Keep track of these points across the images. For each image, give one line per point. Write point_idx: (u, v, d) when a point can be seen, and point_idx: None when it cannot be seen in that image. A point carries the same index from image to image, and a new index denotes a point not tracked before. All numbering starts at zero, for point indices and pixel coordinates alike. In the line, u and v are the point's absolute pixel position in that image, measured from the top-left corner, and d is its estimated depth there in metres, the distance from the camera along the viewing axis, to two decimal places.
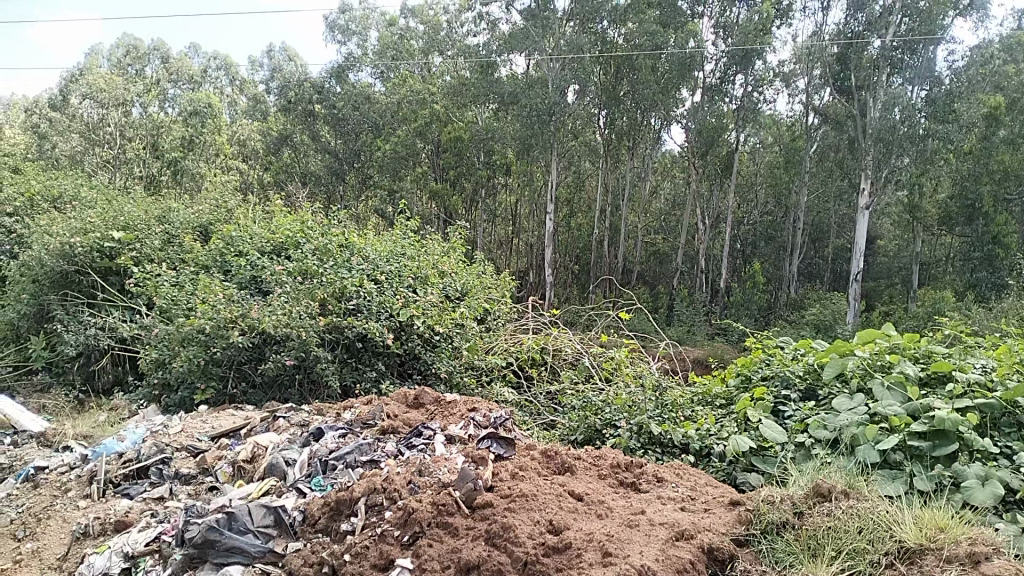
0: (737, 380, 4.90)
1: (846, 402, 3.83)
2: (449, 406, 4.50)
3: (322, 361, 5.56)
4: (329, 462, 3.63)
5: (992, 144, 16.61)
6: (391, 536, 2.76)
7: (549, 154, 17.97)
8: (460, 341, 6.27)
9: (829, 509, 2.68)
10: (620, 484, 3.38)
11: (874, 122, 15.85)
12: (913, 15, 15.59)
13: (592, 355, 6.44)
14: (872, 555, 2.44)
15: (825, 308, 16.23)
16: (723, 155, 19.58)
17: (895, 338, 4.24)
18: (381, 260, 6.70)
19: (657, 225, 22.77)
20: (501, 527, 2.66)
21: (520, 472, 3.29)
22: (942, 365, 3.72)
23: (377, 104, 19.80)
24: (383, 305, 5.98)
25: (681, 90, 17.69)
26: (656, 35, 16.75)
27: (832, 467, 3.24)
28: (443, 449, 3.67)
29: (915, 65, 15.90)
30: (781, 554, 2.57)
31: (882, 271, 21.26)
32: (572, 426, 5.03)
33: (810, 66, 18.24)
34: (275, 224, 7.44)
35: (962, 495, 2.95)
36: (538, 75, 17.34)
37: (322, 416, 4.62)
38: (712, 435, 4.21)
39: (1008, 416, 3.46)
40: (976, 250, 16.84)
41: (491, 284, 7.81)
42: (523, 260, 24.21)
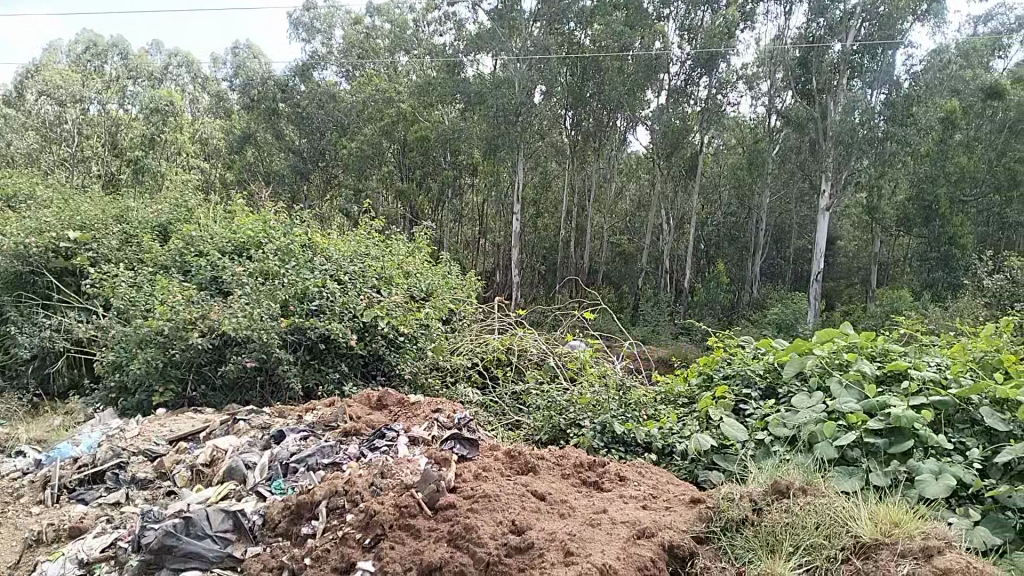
0: (700, 379, 4.94)
1: (804, 400, 3.89)
2: (413, 407, 4.47)
3: (284, 363, 5.48)
4: (290, 464, 3.60)
5: (949, 146, 17.00)
6: (353, 539, 2.74)
7: (516, 156, 18.04)
8: (425, 342, 6.23)
9: (788, 505, 2.72)
10: (583, 483, 3.39)
11: (834, 125, 16.21)
12: (872, 20, 16.06)
13: (557, 354, 6.44)
14: (828, 550, 2.49)
15: (787, 308, 16.51)
16: (688, 156, 19.77)
17: (853, 337, 4.30)
18: (344, 260, 6.64)
19: (622, 225, 22.91)
20: (464, 527, 2.66)
21: (483, 473, 3.28)
22: (897, 363, 3.79)
23: (342, 103, 19.68)
24: (346, 306, 5.95)
25: (647, 91, 17.75)
26: (623, 35, 16.82)
27: (790, 464, 3.30)
28: (406, 450, 3.65)
29: (874, 69, 16.19)
30: (740, 550, 2.62)
31: (842, 271, 21.62)
32: (537, 426, 5.03)
33: (772, 69, 18.51)
34: (237, 224, 7.35)
35: (917, 489, 3.01)
36: (504, 76, 17.32)
37: (283, 418, 4.55)
38: (675, 433, 4.24)
39: (962, 413, 3.54)
40: (933, 250, 17.22)
41: (457, 284, 7.77)
42: (490, 260, 24.19)
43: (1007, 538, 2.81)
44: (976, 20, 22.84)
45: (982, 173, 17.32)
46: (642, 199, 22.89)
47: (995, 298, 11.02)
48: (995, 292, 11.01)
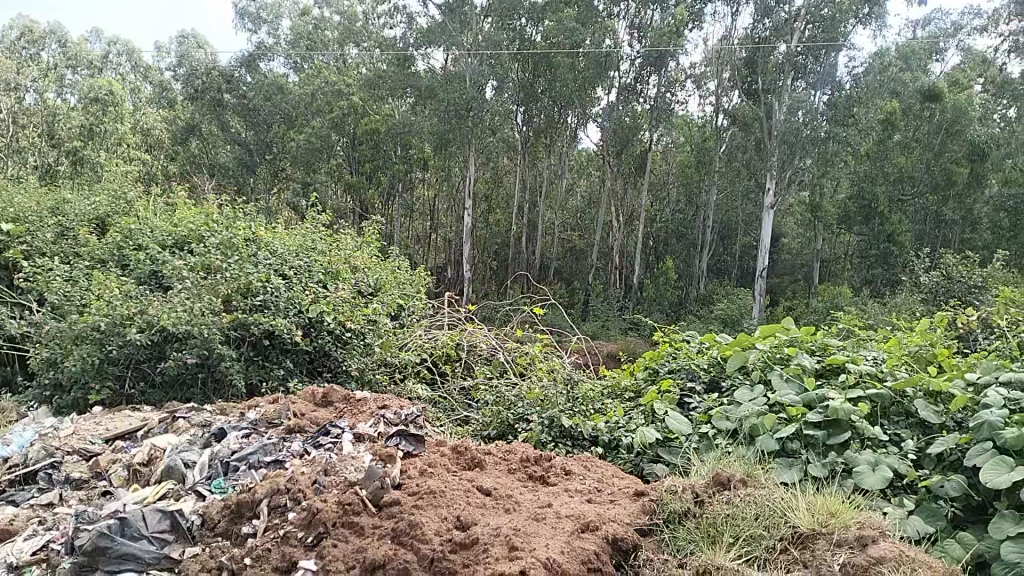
0: (646, 373, 4.99)
1: (747, 393, 3.96)
2: (359, 404, 4.42)
3: (227, 359, 5.36)
4: (231, 463, 3.53)
5: (887, 147, 17.51)
6: (294, 537, 2.70)
7: (467, 150, 18.05)
8: (373, 338, 6.16)
9: (729, 497, 2.76)
10: (530, 478, 3.39)
11: (778, 124, 16.60)
12: (818, 22, 16.38)
13: (507, 349, 6.43)
14: (767, 541, 2.53)
15: (732, 304, 16.81)
16: (637, 153, 19.96)
17: (794, 331, 4.40)
18: (289, 254, 6.52)
19: (573, 221, 23.06)
20: (408, 524, 2.63)
21: (429, 469, 3.26)
22: (836, 357, 3.88)
23: (289, 94, 19.32)
24: (292, 301, 5.85)
25: (598, 89, 17.88)
26: (575, 32, 16.72)
27: (732, 456, 3.36)
28: (350, 447, 3.61)
29: (817, 70, 16.59)
30: (682, 542, 2.65)
31: (785, 267, 22.09)
32: (485, 422, 5.03)
33: (720, 68, 18.80)
34: (178, 217, 7.18)
35: (854, 480, 3.09)
36: (456, 70, 17.38)
37: (225, 416, 4.46)
38: (621, 427, 4.28)
39: (897, 405, 3.64)
40: (873, 248, 17.67)
41: (406, 279, 7.71)
42: (441, 256, 24.13)
43: (940, 526, 2.90)
44: (914, 23, 23.61)
45: (919, 173, 17.86)
46: (593, 196, 23.09)
47: (931, 293, 11.34)
48: (931, 289, 11.33)
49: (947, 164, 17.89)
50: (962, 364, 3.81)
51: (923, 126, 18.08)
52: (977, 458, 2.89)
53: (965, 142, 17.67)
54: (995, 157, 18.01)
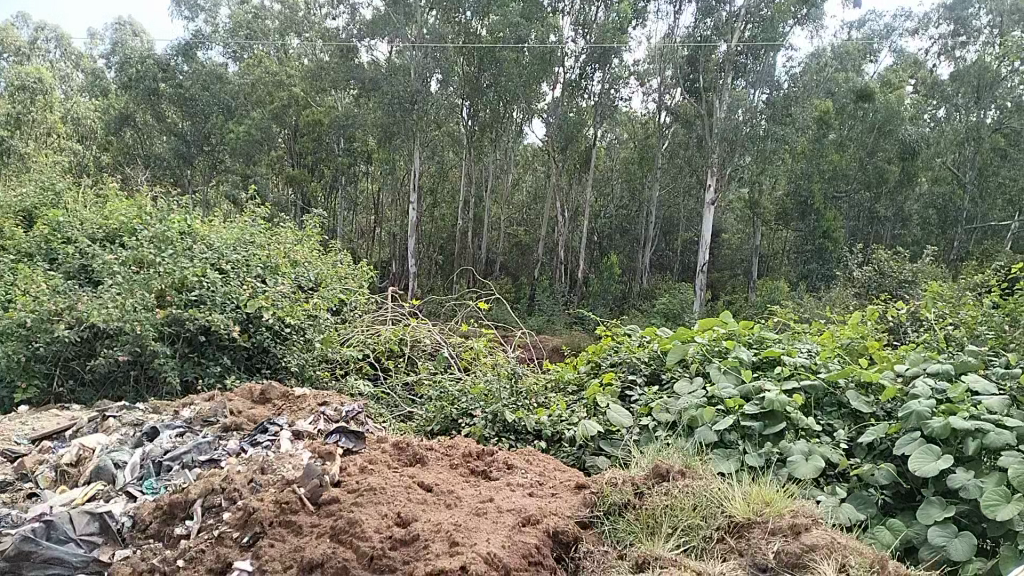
0: (589, 367, 5.03)
1: (686, 386, 4.02)
2: (298, 400, 4.34)
3: (160, 356, 5.18)
4: (164, 462, 3.42)
5: (823, 145, 17.98)
6: (229, 538, 2.63)
7: (412, 143, 17.97)
8: (313, 334, 6.06)
9: (667, 488, 2.81)
10: (471, 473, 3.38)
11: (718, 122, 16.96)
12: (756, 22, 16.77)
13: (451, 344, 6.40)
14: (704, 531, 2.58)
15: (674, 299, 17.10)
16: (581, 149, 20.08)
17: (732, 325, 4.48)
18: (226, 248, 6.35)
19: (518, 217, 23.13)
20: (347, 522, 2.59)
21: (369, 466, 3.21)
22: (772, 350, 3.96)
23: (229, 84, 19.14)
24: (229, 296, 5.70)
25: (543, 84, 17.94)
26: (519, 26, 16.69)
27: (672, 448, 3.40)
28: (289, 445, 3.53)
29: (757, 69, 16.97)
30: (622, 534, 2.67)
31: (725, 262, 22.51)
32: (429, 417, 4.99)
33: (663, 66, 18.58)
34: (109, 209, 6.94)
35: (789, 470, 3.15)
36: (400, 62, 17.22)
37: (158, 414, 4.32)
38: (564, 421, 4.29)
39: (830, 396, 3.73)
40: (809, 243, 18.14)
41: (348, 274, 7.60)
42: (385, 250, 23.92)
43: (870, 514, 2.99)
44: (850, 25, 24.36)
45: (853, 171, 18.39)
46: (538, 191, 23.21)
47: (863, 287, 11.67)
48: (863, 283, 11.64)
49: (879, 163, 18.47)
50: (892, 356, 3.93)
51: (857, 126, 18.60)
52: (905, 447, 2.98)
53: (896, 141, 18.33)
54: (925, 156, 18.94)
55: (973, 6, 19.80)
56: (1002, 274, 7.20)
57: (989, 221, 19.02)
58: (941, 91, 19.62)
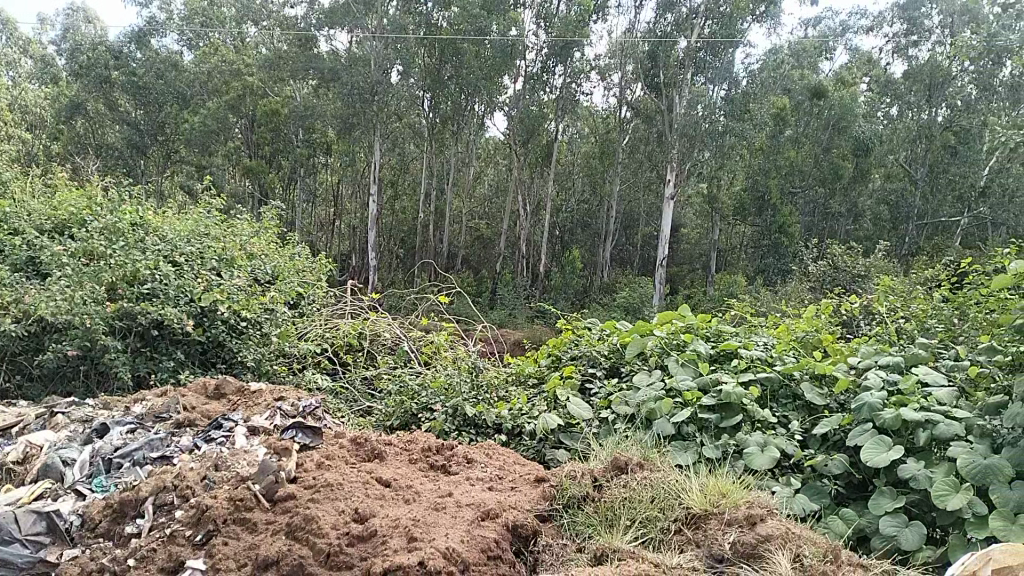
0: (549, 360, 5.02)
1: (645, 378, 4.05)
2: (254, 396, 4.26)
3: (111, 351, 5.04)
4: (114, 459, 3.34)
5: (780, 141, 18.25)
6: (182, 537, 2.57)
7: (372, 134, 17.82)
8: (270, 327, 5.95)
9: (626, 481, 2.82)
10: (430, 468, 3.35)
11: (678, 118, 17.14)
12: (715, 19, 17.00)
13: (411, 338, 6.35)
14: (661, 523, 2.60)
15: (634, 293, 17.27)
16: (543, 143, 20.07)
17: (690, 318, 4.51)
18: (179, 240, 6.18)
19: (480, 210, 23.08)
20: (304, 519, 2.55)
21: (326, 461, 3.17)
22: (729, 343, 3.99)
23: (185, 73, 18.82)
24: (182, 289, 5.56)
25: (504, 78, 17.82)
26: (479, 18, 16.65)
27: (631, 441, 3.42)
28: (244, 441, 3.46)
29: (716, 66, 17.21)
30: (581, 526, 2.68)
31: (685, 256, 22.72)
32: (388, 412, 4.94)
33: (623, 61, 18.84)
34: (58, 200, 6.74)
35: (745, 462, 3.19)
36: (360, 53, 17.07)
37: (109, 410, 4.20)
38: (524, 414, 4.29)
39: (785, 388, 3.78)
40: (765, 238, 18.41)
41: (306, 266, 7.47)
42: (344, 243, 23.68)
43: (824, 504, 3.04)
44: (807, 22, 24.81)
45: (808, 168, 18.69)
46: (500, 184, 23.19)
47: (818, 281, 11.87)
48: (817, 278, 11.81)
49: (833, 159, 18.78)
50: (846, 349, 4.00)
51: (812, 122, 18.89)
52: (858, 438, 3.04)
53: (850, 138, 18.67)
54: (877, 153, 19.30)
55: (925, 5, 20.21)
56: (952, 268, 7.37)
57: (939, 217, 19.48)
58: (894, 88, 19.67)
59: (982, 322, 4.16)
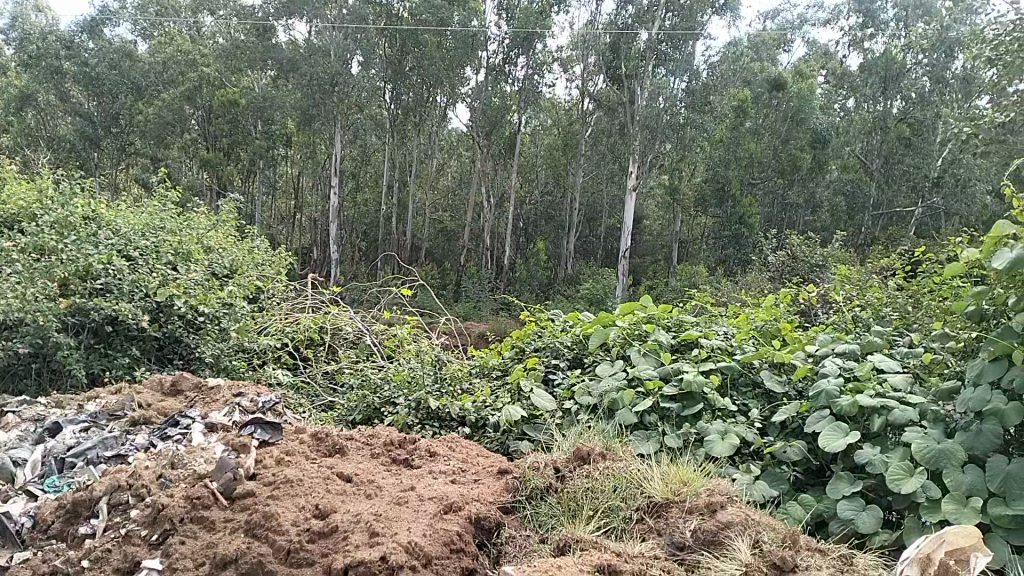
0: (513, 352, 5.00)
1: (607, 368, 4.06)
2: (212, 392, 4.18)
3: (64, 348, 4.91)
4: (67, 459, 3.25)
5: (740, 133, 18.48)
6: (137, 536, 2.51)
7: (332, 126, 17.64)
8: (229, 322, 5.85)
9: (588, 471, 2.83)
10: (393, 461, 3.32)
11: (639, 110, 17.28)
12: (676, 11, 16.87)
13: (374, 332, 6.29)
14: (624, 512, 2.61)
15: (597, 284, 17.36)
16: (506, 135, 20.00)
17: (651, 308, 4.54)
18: (134, 233, 6.02)
19: (443, 203, 22.99)
20: (263, 516, 2.51)
21: (286, 457, 3.12)
22: (689, 333, 4.03)
23: (140, 63, 18.40)
24: (137, 284, 5.42)
25: (466, 69, 17.69)
26: (440, 9, 16.44)
27: (593, 431, 3.43)
28: (201, 438, 3.39)
29: (676, 58, 17.37)
30: (544, 517, 2.68)
31: (647, 248, 22.88)
32: (350, 406, 4.89)
33: (585, 53, 18.87)
34: (7, 193, 6.54)
35: (705, 449, 3.22)
36: (319, 43, 16.90)
37: (62, 409, 4.09)
38: (488, 406, 4.28)
39: (744, 376, 3.83)
40: (726, 229, 18.65)
41: (265, 260, 7.36)
42: (306, 236, 23.42)
43: (782, 489, 3.09)
44: (765, 16, 25.17)
45: (767, 159, 18.94)
46: (464, 176, 23.13)
47: (777, 272, 12.03)
48: (775, 268, 11.96)
49: (792, 151, 19.05)
50: (803, 338, 4.06)
51: (771, 114, 19.16)
52: (815, 425, 3.09)
53: (808, 130, 18.95)
54: (834, 145, 19.65)
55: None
56: (907, 258, 7.51)
57: (894, 207, 19.85)
58: (850, 82, 20.25)
59: (935, 310, 4.25)
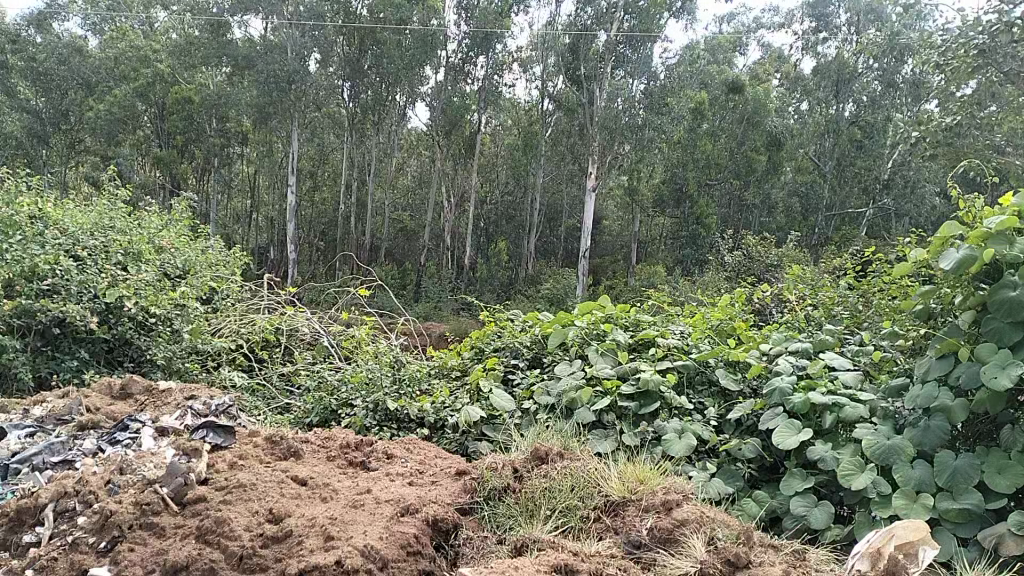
0: (472, 353, 4.98)
1: (566, 368, 4.08)
2: (163, 395, 4.08)
3: (8, 351, 4.76)
4: (10, 465, 3.16)
5: (697, 135, 18.68)
6: (85, 544, 2.44)
7: (289, 124, 17.44)
8: (182, 324, 5.73)
9: (546, 471, 2.82)
10: (349, 464, 3.28)
11: (598, 111, 17.43)
12: (634, 14, 17.05)
13: (331, 333, 6.21)
14: (581, 511, 2.61)
15: (557, 284, 17.46)
16: (466, 135, 19.90)
17: (609, 308, 4.56)
18: (82, 232, 5.79)
19: (403, 203, 22.85)
20: (215, 521, 2.46)
21: (239, 461, 3.07)
22: (647, 332, 4.05)
23: (89, 58, 17.99)
24: (86, 285, 5.25)
25: (425, 69, 17.52)
26: (400, 8, 16.28)
27: (551, 430, 3.44)
28: (152, 442, 3.31)
29: (634, 59, 17.60)
30: (502, 517, 2.67)
31: (606, 248, 23.02)
32: (307, 408, 4.82)
33: (545, 54, 18.82)
34: None
35: (662, 448, 3.24)
36: (275, 41, 16.61)
37: (6, 414, 3.95)
38: (447, 407, 4.25)
39: (701, 375, 3.87)
40: (683, 231, 19.11)
41: (219, 260, 7.20)
42: (263, 236, 23.08)
43: (738, 486, 3.12)
44: (721, 19, 25.58)
45: (724, 161, 19.21)
46: (423, 176, 23.01)
47: (734, 272, 12.18)
48: (732, 267, 12.15)
49: (747, 152, 19.35)
50: (757, 336, 4.11)
51: (729, 116, 19.20)
52: (770, 423, 3.13)
53: (763, 132, 19.27)
54: (789, 147, 19.99)
55: (833, 5, 21.06)
56: (859, 259, 7.67)
57: (846, 208, 20.31)
58: (803, 85, 20.65)
59: (885, 309, 4.35)
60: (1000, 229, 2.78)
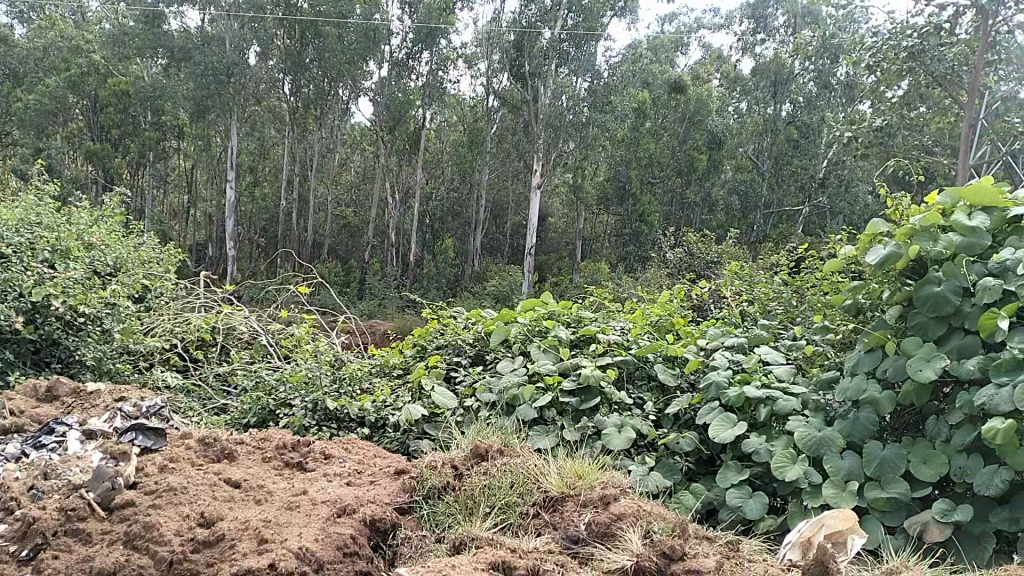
0: (414, 350, 4.94)
1: (507, 364, 4.08)
2: (92, 397, 3.94)
3: None
4: None
5: (639, 133, 18.97)
6: (5, 553, 2.35)
7: (226, 119, 16.71)
8: (112, 323, 5.53)
9: (485, 468, 2.81)
10: (286, 465, 3.22)
11: (543, 109, 17.54)
12: (577, 12, 17.25)
13: (269, 332, 6.10)
14: (520, 508, 2.61)
15: (502, 281, 17.46)
16: (410, 130, 19.74)
17: (551, 305, 4.57)
18: (5, 228, 5.54)
19: (346, 199, 22.56)
20: (144, 526, 2.38)
21: (170, 465, 2.98)
22: (588, 328, 4.08)
23: (16, 48, 17.57)
24: (10, 283, 5.04)
25: (369, 63, 17.32)
26: (341, 1, 16.15)
27: (492, 428, 3.43)
28: (78, 447, 3.20)
29: (577, 57, 17.69)
30: (441, 516, 2.66)
31: (552, 244, 23.10)
32: (244, 409, 4.71)
33: (490, 50, 18.83)
34: None
35: (602, 442, 3.26)
36: (212, 32, 16.21)
37: None
38: (387, 405, 4.22)
39: (641, 369, 3.91)
40: (626, 228, 19.29)
41: (153, 257, 6.98)
42: (201, 233, 22.51)
43: (675, 479, 3.17)
44: (664, 19, 25.99)
45: (666, 159, 19.52)
46: (367, 172, 22.77)
47: (675, 268, 12.36)
48: (674, 264, 12.32)
49: (689, 151, 19.68)
50: (696, 331, 4.17)
51: (671, 115, 19.58)
52: (706, 417, 3.18)
53: (704, 131, 19.63)
54: (729, 146, 20.37)
55: (771, 7, 21.55)
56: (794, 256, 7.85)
57: (783, 207, 20.79)
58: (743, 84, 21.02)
59: (817, 304, 4.47)
60: (925, 226, 2.88)
